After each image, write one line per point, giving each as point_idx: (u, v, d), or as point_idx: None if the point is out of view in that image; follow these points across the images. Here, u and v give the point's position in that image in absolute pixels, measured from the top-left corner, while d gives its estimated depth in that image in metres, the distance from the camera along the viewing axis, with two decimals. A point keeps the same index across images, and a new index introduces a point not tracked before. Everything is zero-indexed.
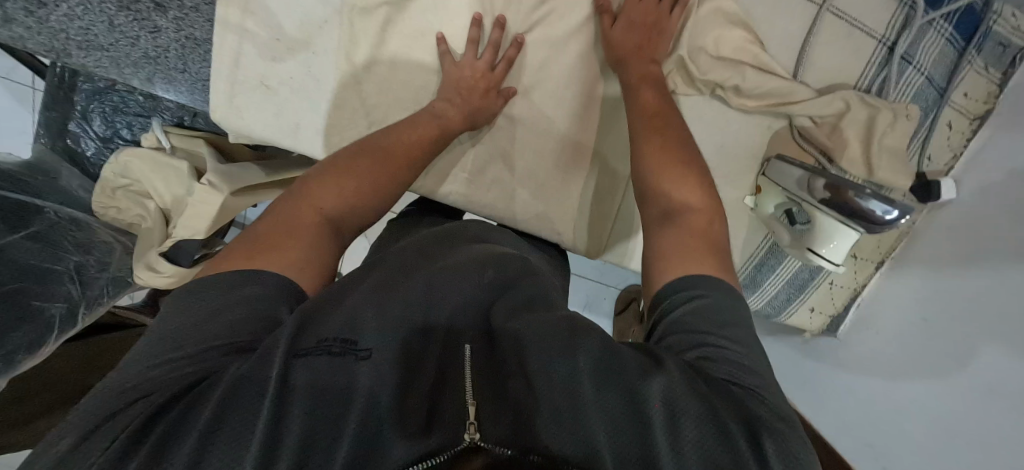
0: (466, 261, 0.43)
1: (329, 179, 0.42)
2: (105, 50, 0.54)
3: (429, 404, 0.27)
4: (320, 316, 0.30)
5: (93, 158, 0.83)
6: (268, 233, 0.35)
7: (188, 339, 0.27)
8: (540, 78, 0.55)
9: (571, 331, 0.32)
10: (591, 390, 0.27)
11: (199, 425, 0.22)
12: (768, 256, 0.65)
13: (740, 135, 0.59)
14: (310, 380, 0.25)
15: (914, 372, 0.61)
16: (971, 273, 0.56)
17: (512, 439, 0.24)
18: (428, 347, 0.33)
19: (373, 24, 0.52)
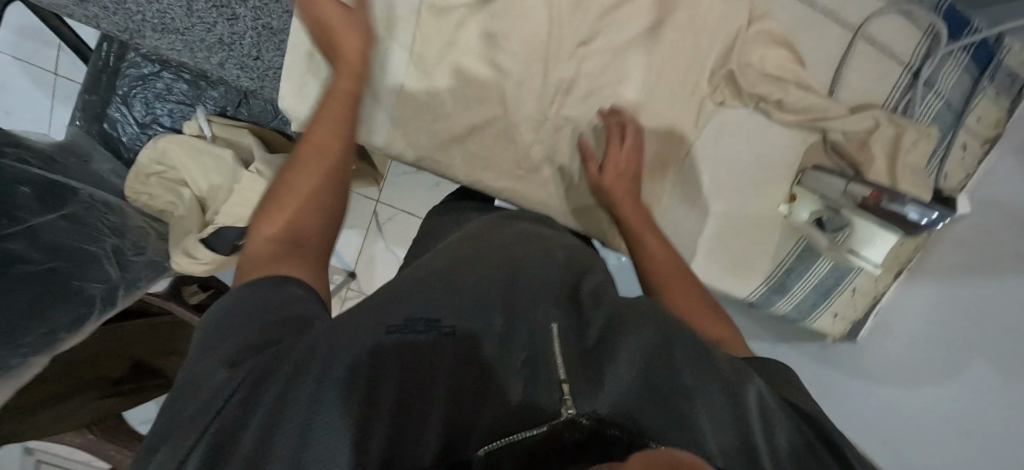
0: (533, 247, 0.45)
1: (277, 206, 0.41)
2: (180, 34, 0.56)
3: (523, 377, 0.29)
4: (396, 302, 0.33)
5: (128, 144, 0.82)
6: (269, 247, 0.38)
7: (263, 318, 0.30)
8: (599, 84, 0.59)
9: (647, 310, 0.35)
10: (680, 358, 0.29)
11: (305, 385, 0.24)
12: (797, 261, 0.68)
13: (776, 146, 0.64)
14: (397, 351, 0.28)
15: (929, 382, 0.63)
16: (981, 281, 0.59)
17: (609, 409, 0.25)
18: (516, 319, 0.33)
19: (449, 25, 0.56)
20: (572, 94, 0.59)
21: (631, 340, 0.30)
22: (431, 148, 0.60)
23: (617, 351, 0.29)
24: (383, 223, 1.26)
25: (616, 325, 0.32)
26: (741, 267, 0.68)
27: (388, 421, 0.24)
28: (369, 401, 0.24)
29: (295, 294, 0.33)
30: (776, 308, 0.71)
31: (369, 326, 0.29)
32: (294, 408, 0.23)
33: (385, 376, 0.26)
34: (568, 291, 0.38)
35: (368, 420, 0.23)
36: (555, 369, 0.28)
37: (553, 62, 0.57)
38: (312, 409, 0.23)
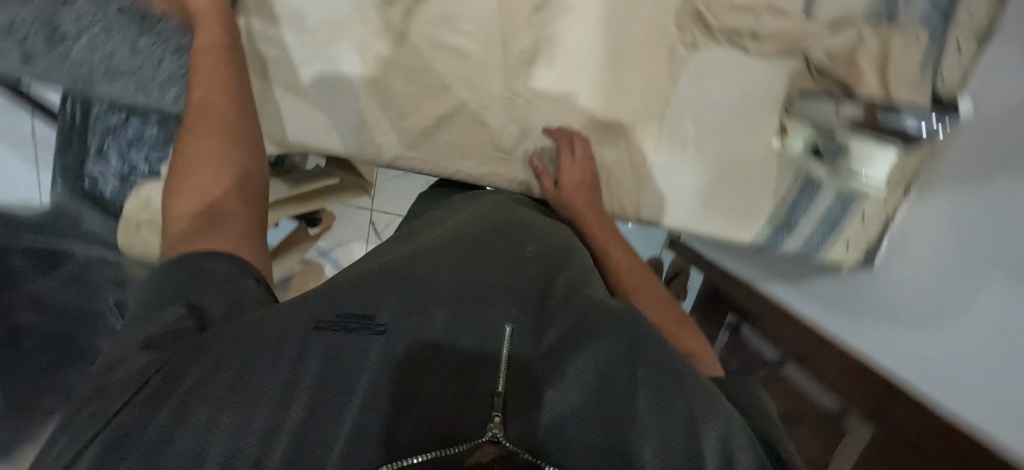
0: (506, 244, 0.46)
1: (179, 189, 0.39)
2: (130, 75, 0.55)
3: (455, 385, 0.28)
4: (338, 304, 0.33)
5: (111, 198, 0.80)
6: (189, 220, 0.37)
7: (185, 299, 0.31)
8: (563, 49, 0.55)
9: (610, 307, 0.35)
10: (628, 363, 0.28)
11: (219, 390, 0.25)
12: (800, 196, 0.65)
13: (762, 78, 0.60)
14: (324, 356, 0.28)
15: (941, 314, 0.64)
16: (980, 193, 0.58)
17: (535, 432, 0.25)
18: (457, 312, 0.33)
19: (397, 14, 0.53)
20: (536, 64, 0.56)
21: (581, 345, 0.30)
22: (402, 147, 0.58)
23: (570, 358, 0.29)
24: (382, 231, 1.25)
25: (583, 327, 0.32)
26: (744, 213, 0.67)
27: (300, 416, 0.24)
28: (283, 401, 0.25)
29: (221, 265, 0.34)
30: (785, 248, 0.69)
31: (297, 325, 0.29)
32: (200, 411, 0.23)
33: (303, 377, 0.26)
34: (539, 291, 0.38)
35: (276, 422, 0.24)
36: (494, 383, 0.28)
37: (510, 33, 0.54)
38: (217, 414, 0.23)
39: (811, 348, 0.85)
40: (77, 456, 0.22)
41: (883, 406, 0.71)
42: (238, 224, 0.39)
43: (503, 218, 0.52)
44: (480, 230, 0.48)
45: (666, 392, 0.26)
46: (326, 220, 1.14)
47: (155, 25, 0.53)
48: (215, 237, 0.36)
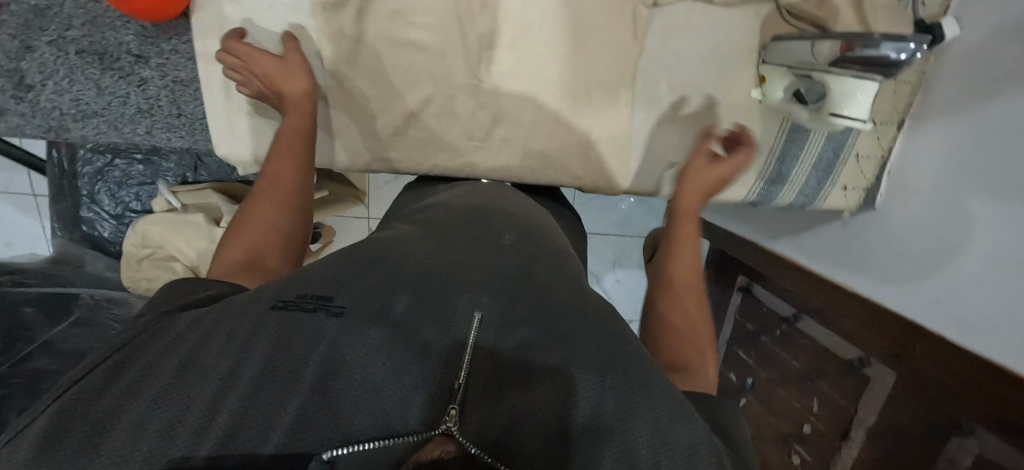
0: (490, 227, 0.44)
1: (239, 226, 0.43)
2: (101, 115, 0.55)
3: (417, 376, 0.28)
4: (303, 287, 0.32)
5: (111, 238, 0.84)
6: (243, 250, 0.41)
7: (172, 300, 0.33)
8: (523, 28, 0.54)
9: (586, 306, 0.35)
10: (585, 364, 0.29)
11: (162, 380, 0.25)
12: (789, 145, 0.65)
13: (731, 29, 0.58)
14: (274, 343, 0.27)
15: (939, 252, 0.63)
16: (986, 103, 0.56)
17: (490, 429, 0.27)
18: (420, 300, 0.33)
19: (348, 16, 0.52)
20: (496, 47, 0.54)
21: (551, 342, 0.31)
22: (375, 149, 0.58)
23: (548, 353, 0.30)
24: None
25: (553, 317, 0.33)
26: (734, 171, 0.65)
27: (235, 409, 0.24)
28: (224, 389, 0.25)
29: (217, 288, 0.36)
30: (781, 201, 0.68)
31: (255, 312, 0.29)
32: (144, 397, 0.24)
33: (248, 364, 0.26)
34: (519, 269, 0.38)
35: (210, 417, 0.24)
36: (455, 374, 0.29)
37: (467, 18, 0.53)
38: (162, 399, 0.24)
39: (828, 296, 0.83)
40: (29, 427, 0.22)
41: (903, 349, 0.68)
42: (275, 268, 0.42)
43: (485, 206, 0.50)
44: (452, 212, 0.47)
45: (620, 394, 0.28)
46: (331, 235, 1.11)
47: (113, 62, 0.53)
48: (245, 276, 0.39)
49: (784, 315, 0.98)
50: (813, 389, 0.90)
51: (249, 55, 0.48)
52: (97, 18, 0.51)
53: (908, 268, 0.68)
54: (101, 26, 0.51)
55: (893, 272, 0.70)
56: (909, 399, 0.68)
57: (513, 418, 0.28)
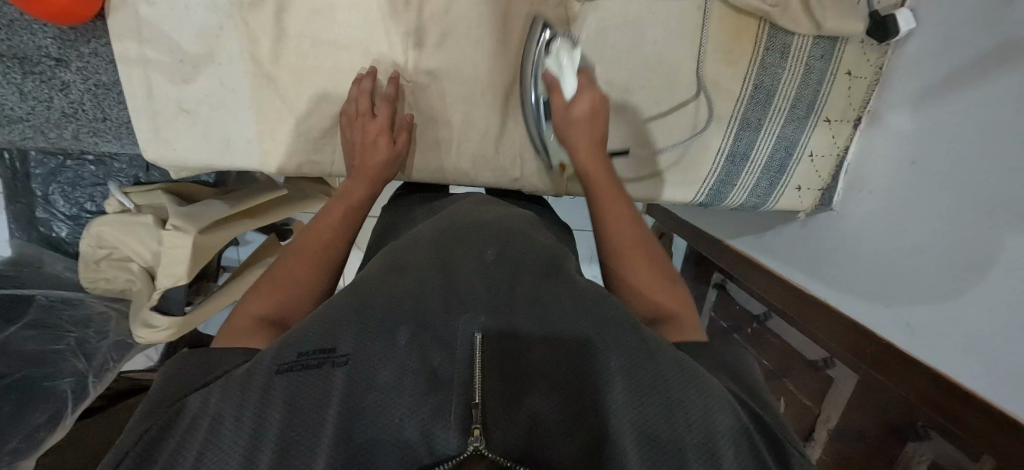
0: (473, 244, 0.43)
1: (268, 280, 0.41)
2: (25, 121, 0.54)
3: (436, 403, 0.26)
4: (297, 337, 0.29)
5: (70, 238, 0.85)
6: (262, 308, 0.38)
7: (187, 374, 0.30)
8: (450, 25, 0.52)
9: (596, 303, 0.33)
10: (626, 361, 0.28)
11: (195, 448, 0.23)
12: (737, 144, 0.62)
13: (672, 23, 0.55)
14: (290, 388, 0.25)
15: (918, 251, 0.58)
16: (978, 86, 0.50)
17: (518, 443, 0.25)
18: (423, 331, 0.30)
19: (267, 17, 0.50)
20: (424, 46, 0.53)
21: (556, 349, 0.30)
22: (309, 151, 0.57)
23: (554, 359, 0.29)
24: None
25: (555, 323, 0.31)
26: (680, 170, 0.64)
27: (275, 447, 0.22)
28: (256, 437, 0.23)
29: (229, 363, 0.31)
30: (732, 202, 0.67)
31: (257, 370, 0.26)
32: (187, 460, 0.22)
33: (272, 407, 0.24)
34: (510, 284, 0.36)
35: (253, 459, 0.22)
36: (471, 390, 0.27)
37: (392, 16, 0.51)
38: (204, 456, 0.22)
39: (789, 298, 0.81)
40: None
41: (856, 356, 0.67)
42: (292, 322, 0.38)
43: (472, 220, 0.50)
44: (454, 232, 0.47)
45: (670, 394, 0.27)
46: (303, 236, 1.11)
47: (33, 66, 0.52)
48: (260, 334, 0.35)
49: (756, 314, 0.96)
50: (780, 390, 0.89)
51: (359, 88, 0.52)
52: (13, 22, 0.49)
53: (869, 277, 0.65)
54: (19, 29, 0.49)
55: (861, 283, 0.67)
56: (867, 405, 0.67)
57: (545, 432, 0.26)
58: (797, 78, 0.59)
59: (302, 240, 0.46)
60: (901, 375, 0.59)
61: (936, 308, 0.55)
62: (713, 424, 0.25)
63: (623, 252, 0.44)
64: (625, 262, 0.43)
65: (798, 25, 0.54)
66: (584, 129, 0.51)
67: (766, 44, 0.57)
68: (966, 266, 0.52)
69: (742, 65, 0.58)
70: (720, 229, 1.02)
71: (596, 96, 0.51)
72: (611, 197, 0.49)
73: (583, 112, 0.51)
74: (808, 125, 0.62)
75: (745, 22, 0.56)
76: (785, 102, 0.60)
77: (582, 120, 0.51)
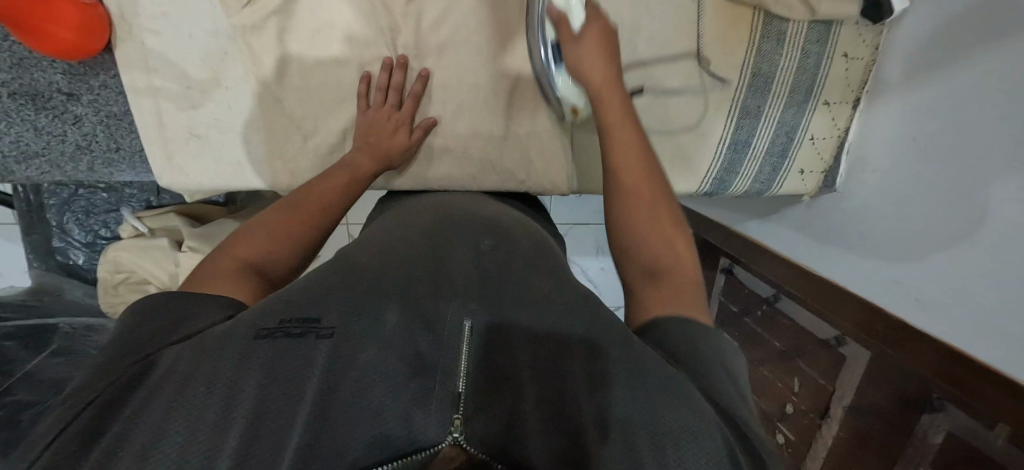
0: (463, 235, 0.44)
1: (247, 232, 0.41)
2: (41, 156, 0.56)
3: (410, 400, 0.26)
4: (285, 307, 0.30)
5: (87, 265, 0.87)
6: (233, 258, 0.38)
7: (159, 324, 0.30)
8: (450, 36, 0.54)
9: (596, 315, 0.33)
10: (618, 356, 0.29)
11: (158, 410, 0.23)
12: (739, 133, 0.63)
13: (666, 18, 0.57)
14: (272, 355, 0.26)
15: (929, 226, 0.58)
16: (978, 57, 0.50)
17: (499, 431, 0.25)
18: (409, 311, 0.32)
19: (269, 38, 0.51)
20: (425, 58, 0.54)
21: (539, 336, 0.31)
22: (315, 168, 0.57)
23: (529, 349, 0.30)
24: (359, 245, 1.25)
25: (543, 317, 0.33)
26: (684, 160, 0.64)
27: (246, 421, 0.22)
28: (225, 409, 0.22)
29: (210, 317, 0.31)
30: (737, 189, 0.68)
31: (234, 337, 0.27)
32: (144, 429, 0.22)
33: (246, 378, 0.24)
34: (497, 274, 0.38)
35: (222, 430, 0.22)
36: (456, 382, 0.28)
37: (392, 31, 0.53)
38: (168, 421, 0.22)
39: (799, 280, 0.81)
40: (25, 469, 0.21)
41: (869, 335, 0.68)
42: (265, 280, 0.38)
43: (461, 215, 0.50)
44: (442, 223, 0.47)
45: (660, 388, 0.26)
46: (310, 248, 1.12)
47: (45, 102, 0.53)
48: (233, 284, 0.35)
49: (765, 296, 0.96)
50: (794, 369, 0.90)
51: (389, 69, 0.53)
52: (24, 59, 0.50)
53: (877, 257, 0.66)
54: (28, 67, 0.51)
55: (870, 258, 0.67)
56: (883, 381, 0.68)
57: (525, 426, 0.26)
58: (794, 63, 0.59)
59: (298, 202, 0.46)
60: (916, 348, 0.60)
61: (947, 280, 0.56)
62: (692, 427, 0.24)
63: (637, 198, 0.43)
64: (638, 208, 0.42)
65: (793, 10, 0.55)
66: (600, 75, 0.50)
67: (762, 32, 0.58)
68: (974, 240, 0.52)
69: (739, 54, 0.59)
70: (726, 216, 1.03)
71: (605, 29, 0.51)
72: (629, 143, 0.47)
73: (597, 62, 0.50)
74: (807, 109, 0.62)
75: (741, 10, 0.57)
76: (784, 87, 0.61)
77: (597, 56, 0.50)
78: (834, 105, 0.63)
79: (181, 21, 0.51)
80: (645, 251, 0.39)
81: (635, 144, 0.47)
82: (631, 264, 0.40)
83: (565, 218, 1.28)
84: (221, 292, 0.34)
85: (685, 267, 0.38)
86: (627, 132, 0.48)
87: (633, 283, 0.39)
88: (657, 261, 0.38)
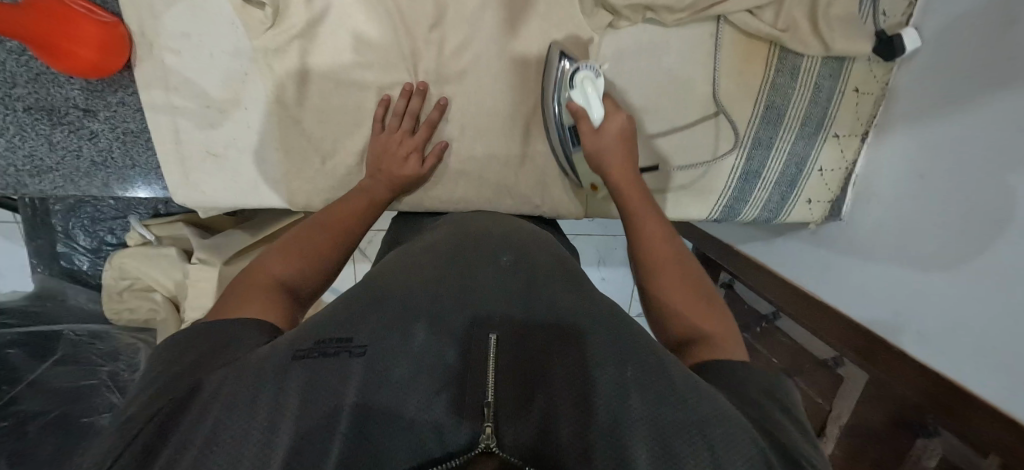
0: (484, 249, 0.44)
1: (273, 253, 0.42)
2: (55, 170, 0.55)
3: (438, 414, 0.26)
4: (316, 330, 0.30)
5: (91, 270, 0.87)
6: (260, 279, 0.38)
7: (195, 353, 0.30)
8: (471, 63, 0.54)
9: (618, 324, 0.34)
10: (636, 363, 0.29)
11: (205, 429, 0.23)
12: (750, 162, 0.64)
13: (683, 51, 0.58)
14: (309, 376, 0.26)
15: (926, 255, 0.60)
16: (978, 94, 0.52)
17: (532, 441, 0.25)
18: (437, 327, 0.32)
19: (291, 61, 0.51)
20: (445, 83, 0.55)
21: (564, 345, 0.31)
22: (332, 188, 0.57)
23: (554, 360, 0.30)
24: None
25: (562, 325, 0.33)
26: (696, 187, 0.66)
27: (290, 441, 0.23)
28: (270, 430, 0.23)
29: (245, 341, 0.31)
30: (745, 216, 0.69)
31: (275, 359, 0.27)
32: (191, 451, 0.22)
33: (287, 400, 0.25)
34: (519, 286, 0.38)
35: (265, 451, 0.22)
36: (484, 391, 0.28)
37: (414, 56, 0.53)
38: (215, 438, 0.22)
39: (800, 302, 0.83)
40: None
41: (865, 357, 0.69)
42: (290, 297, 0.39)
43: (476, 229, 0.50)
44: (462, 238, 0.48)
45: (689, 395, 0.27)
46: None
47: (62, 118, 0.53)
48: (261, 304, 0.36)
49: (766, 314, 0.98)
50: None
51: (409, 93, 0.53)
52: (41, 75, 0.51)
53: (875, 282, 0.68)
54: (45, 82, 0.51)
55: (869, 286, 0.69)
56: (876, 403, 0.70)
57: (558, 431, 0.25)
58: (807, 96, 0.60)
59: (321, 221, 0.47)
60: (902, 372, 0.64)
61: (946, 304, 0.57)
62: (727, 433, 0.25)
63: (663, 262, 0.43)
64: (665, 272, 0.42)
65: (808, 47, 0.56)
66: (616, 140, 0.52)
67: (776, 66, 0.59)
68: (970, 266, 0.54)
69: (753, 87, 0.60)
70: (731, 234, 1.04)
71: (624, 119, 0.53)
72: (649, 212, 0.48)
73: (613, 130, 0.52)
74: (818, 141, 0.64)
75: (756, 44, 0.58)
76: (796, 119, 0.62)
77: (613, 119, 0.53)
78: (843, 139, 0.64)
79: (202, 42, 0.51)
80: (676, 317, 0.39)
81: (649, 209, 0.49)
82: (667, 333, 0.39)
83: (569, 230, 1.29)
84: (251, 314, 0.34)
85: (720, 326, 0.37)
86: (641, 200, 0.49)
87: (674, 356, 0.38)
88: (688, 324, 0.38)
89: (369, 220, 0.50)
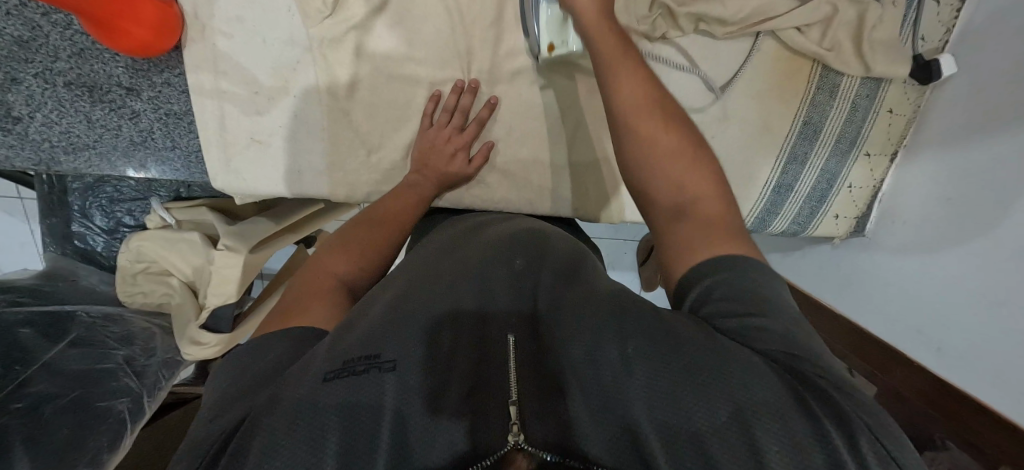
0: (504, 249, 0.43)
1: (317, 261, 0.43)
2: (92, 148, 0.53)
3: (467, 419, 0.25)
4: (350, 341, 0.30)
5: (105, 252, 0.85)
6: (311, 287, 0.39)
7: (266, 359, 0.31)
8: (523, 63, 0.55)
9: (624, 306, 0.31)
10: (643, 337, 0.27)
11: (254, 455, 0.23)
12: (784, 176, 0.65)
13: (728, 64, 0.59)
14: (343, 397, 0.26)
15: (950, 287, 0.62)
16: (1014, 124, 0.53)
17: (562, 435, 0.25)
18: (457, 335, 0.32)
19: (346, 52, 0.52)
20: (497, 81, 0.55)
21: (577, 332, 0.30)
22: (376, 182, 0.57)
23: (562, 353, 0.30)
24: None
25: (574, 315, 0.32)
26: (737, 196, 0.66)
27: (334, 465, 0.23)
28: (316, 452, 0.23)
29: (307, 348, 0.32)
30: (773, 228, 0.70)
31: (306, 382, 0.26)
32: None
33: (328, 427, 0.24)
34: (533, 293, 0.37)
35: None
36: (509, 390, 0.27)
37: (467, 52, 0.53)
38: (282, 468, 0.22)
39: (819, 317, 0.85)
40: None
41: (881, 370, 0.73)
42: (340, 297, 0.39)
43: (488, 228, 0.49)
44: (483, 238, 0.46)
45: (699, 352, 0.25)
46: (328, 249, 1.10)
47: (104, 95, 0.52)
48: (320, 313, 0.36)
49: None
50: None
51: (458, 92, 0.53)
52: (85, 50, 0.50)
53: (901, 303, 0.69)
54: (88, 59, 0.50)
55: (893, 311, 0.71)
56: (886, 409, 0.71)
57: (576, 426, 0.25)
58: (845, 113, 0.62)
59: (353, 227, 0.47)
60: (905, 379, 0.69)
61: (972, 330, 0.59)
62: (750, 391, 0.22)
63: (653, 131, 0.38)
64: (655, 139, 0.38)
65: (849, 67, 0.58)
66: (605, 42, 0.43)
67: (818, 84, 0.60)
68: (1000, 303, 0.55)
69: (791, 104, 0.61)
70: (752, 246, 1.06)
71: None
72: (638, 98, 0.40)
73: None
74: (850, 159, 0.65)
75: (798, 61, 0.60)
76: (831, 137, 0.63)
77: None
78: (872, 156, 0.66)
79: (256, 28, 0.51)
80: (668, 192, 0.36)
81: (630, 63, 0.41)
82: (657, 201, 0.37)
83: None
84: (312, 322, 0.35)
85: (715, 197, 0.35)
86: (641, 89, 0.41)
87: (661, 225, 0.36)
88: (682, 195, 0.35)
89: (416, 217, 0.51)
